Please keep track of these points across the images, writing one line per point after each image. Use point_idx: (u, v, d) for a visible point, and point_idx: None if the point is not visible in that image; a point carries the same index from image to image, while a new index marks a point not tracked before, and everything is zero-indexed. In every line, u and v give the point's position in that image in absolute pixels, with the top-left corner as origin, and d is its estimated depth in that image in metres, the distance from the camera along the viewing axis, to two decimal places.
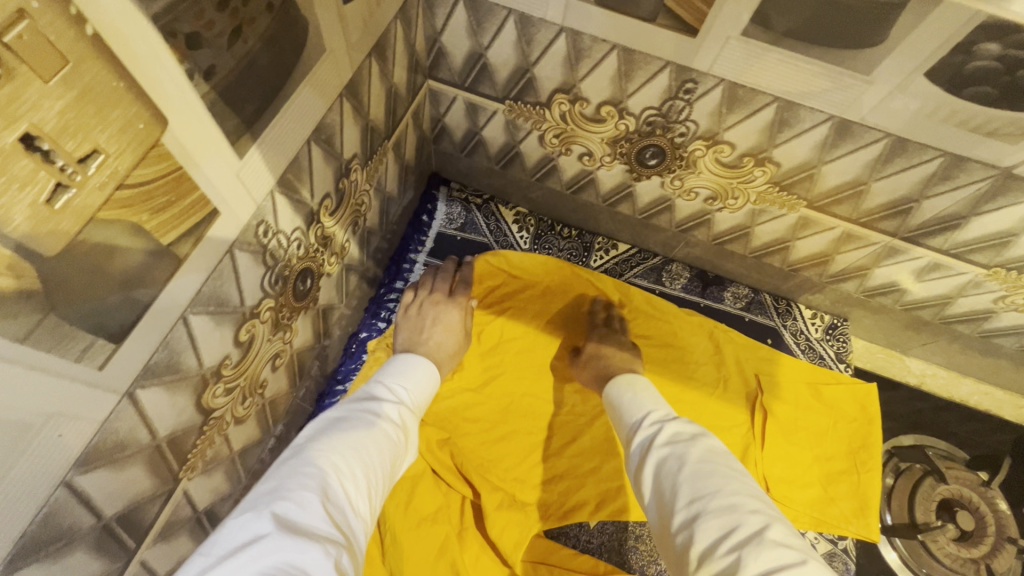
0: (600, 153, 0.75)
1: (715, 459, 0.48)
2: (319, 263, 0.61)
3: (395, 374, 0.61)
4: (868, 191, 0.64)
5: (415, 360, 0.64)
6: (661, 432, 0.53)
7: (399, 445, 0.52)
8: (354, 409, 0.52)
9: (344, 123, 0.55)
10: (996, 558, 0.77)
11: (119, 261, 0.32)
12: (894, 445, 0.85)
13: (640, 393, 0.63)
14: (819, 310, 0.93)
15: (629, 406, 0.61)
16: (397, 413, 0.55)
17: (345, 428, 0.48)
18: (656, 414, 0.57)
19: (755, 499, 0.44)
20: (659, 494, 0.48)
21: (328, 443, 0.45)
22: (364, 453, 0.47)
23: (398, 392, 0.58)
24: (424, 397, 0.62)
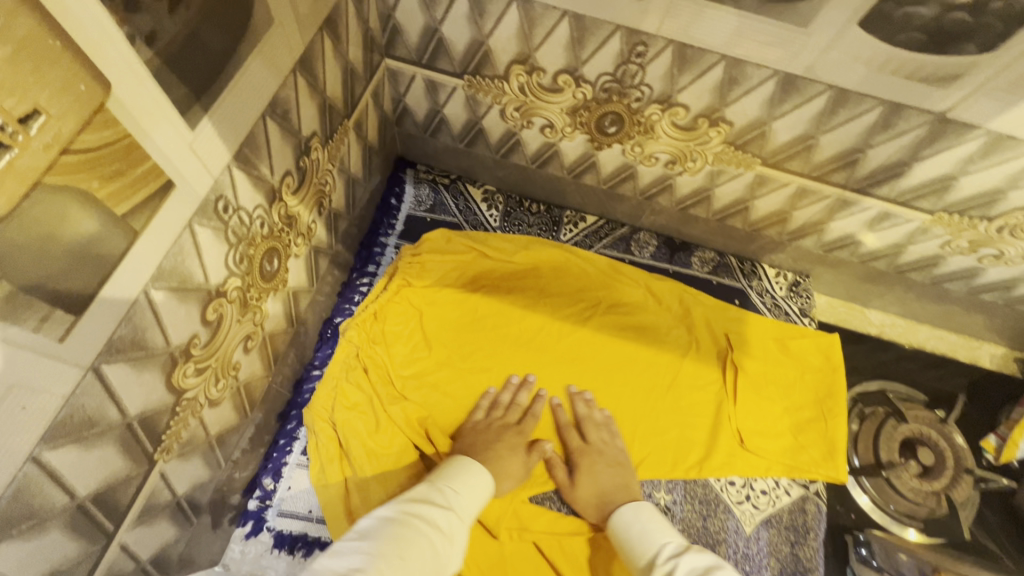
0: (561, 124, 0.76)
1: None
2: (285, 243, 0.61)
3: (452, 482, 0.60)
4: (816, 144, 0.67)
5: (477, 471, 0.64)
6: (675, 569, 0.52)
7: (444, 554, 0.49)
8: (404, 509, 0.52)
9: (300, 99, 0.55)
10: (956, 489, 0.82)
11: (70, 230, 0.32)
12: (857, 392, 0.89)
13: (647, 523, 0.62)
14: (782, 269, 0.97)
15: (638, 537, 0.61)
16: (445, 520, 0.53)
17: (392, 529, 0.48)
18: (665, 551, 0.56)
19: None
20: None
21: (376, 545, 0.45)
22: (409, 565, 0.44)
23: (447, 500, 0.57)
24: (474, 505, 0.60)
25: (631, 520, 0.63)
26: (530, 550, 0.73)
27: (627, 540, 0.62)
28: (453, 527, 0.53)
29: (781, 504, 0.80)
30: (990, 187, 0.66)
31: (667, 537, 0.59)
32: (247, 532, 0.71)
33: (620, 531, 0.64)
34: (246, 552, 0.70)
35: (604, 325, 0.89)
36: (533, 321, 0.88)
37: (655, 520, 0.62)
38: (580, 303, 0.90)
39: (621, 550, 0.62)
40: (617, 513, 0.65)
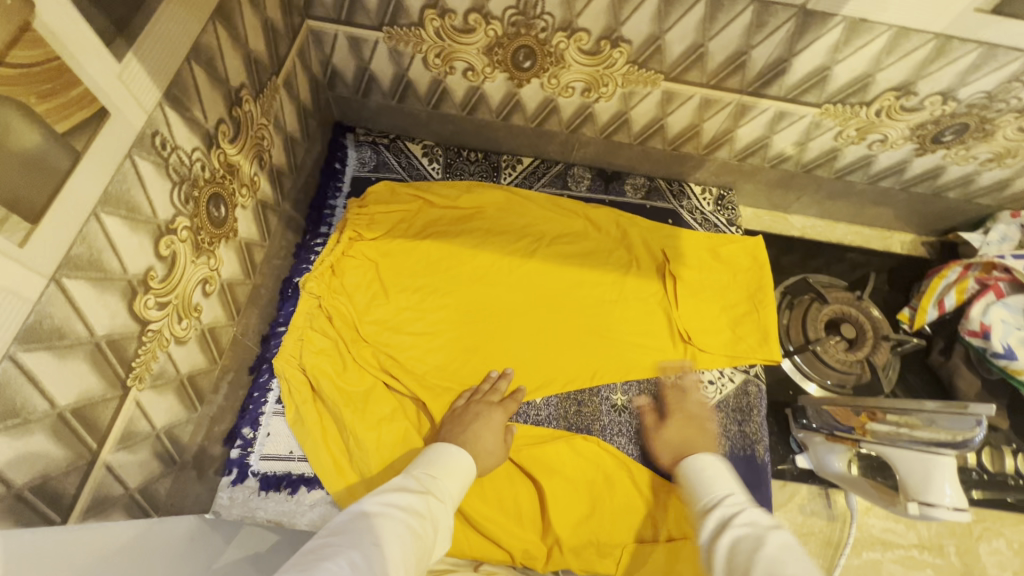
0: (480, 65, 0.82)
1: (791, 551, 0.48)
2: (229, 190, 0.65)
3: (428, 466, 0.64)
4: (707, 52, 0.75)
5: (457, 453, 0.69)
6: (733, 515, 0.55)
7: (425, 537, 0.54)
8: (381, 499, 0.56)
9: (224, 48, 0.59)
10: (877, 354, 0.91)
11: (16, 139, 0.36)
12: (785, 286, 0.98)
13: (718, 471, 0.64)
14: (707, 186, 1.05)
15: (700, 482, 0.64)
16: (422, 503, 0.58)
17: (370, 519, 0.52)
18: (727, 497, 0.59)
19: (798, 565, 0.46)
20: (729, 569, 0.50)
21: (361, 536, 0.50)
22: (391, 551, 0.49)
23: (425, 485, 0.61)
24: (455, 485, 0.64)
25: (705, 466, 0.66)
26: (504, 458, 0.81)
27: (695, 480, 0.65)
28: (430, 509, 0.58)
29: (726, 390, 0.88)
30: (860, 72, 0.75)
31: (729, 485, 0.62)
32: (233, 479, 0.75)
33: (690, 474, 0.67)
34: (235, 497, 0.74)
35: (550, 255, 0.96)
36: (484, 259, 0.94)
37: (725, 472, 0.64)
38: (525, 238, 0.96)
39: (686, 490, 0.66)
40: (692, 458, 0.68)
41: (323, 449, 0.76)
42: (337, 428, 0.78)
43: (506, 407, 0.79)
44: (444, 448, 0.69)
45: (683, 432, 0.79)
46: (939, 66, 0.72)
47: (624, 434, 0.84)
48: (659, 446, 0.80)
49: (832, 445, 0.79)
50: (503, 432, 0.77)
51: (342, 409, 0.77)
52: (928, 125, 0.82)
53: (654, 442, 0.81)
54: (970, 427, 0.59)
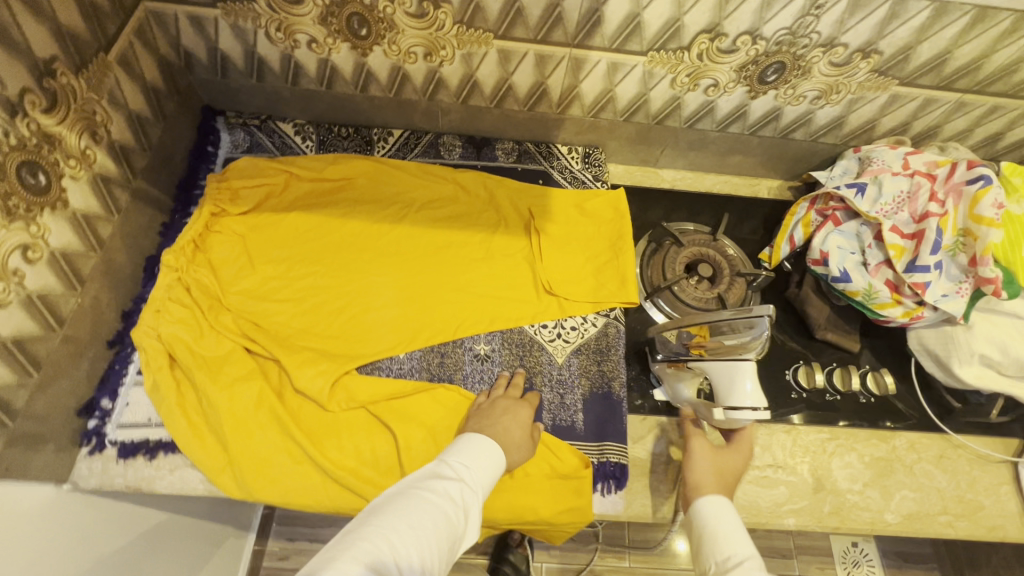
0: (321, 36, 0.86)
1: None
2: (48, 159, 0.67)
3: (467, 454, 0.68)
4: (523, 7, 0.79)
5: (489, 446, 0.71)
6: None
7: (457, 524, 0.60)
8: (422, 488, 0.62)
9: (20, 18, 0.61)
10: (732, 289, 0.95)
11: None
12: (649, 233, 1.02)
13: (728, 526, 0.63)
14: (573, 145, 1.08)
15: (709, 538, 0.62)
16: (455, 491, 0.63)
17: (403, 503, 0.59)
18: (744, 560, 0.59)
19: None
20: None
21: (398, 519, 0.56)
22: (423, 536, 0.56)
23: (459, 474, 0.66)
24: (489, 481, 0.68)
25: (712, 517, 0.64)
26: (363, 412, 0.83)
27: (703, 532, 0.64)
28: (464, 499, 0.63)
29: (589, 334, 0.92)
30: (669, 17, 0.79)
31: (745, 544, 0.61)
32: (91, 449, 0.77)
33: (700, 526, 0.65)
34: (93, 466, 0.76)
35: (419, 220, 0.99)
36: (353, 227, 0.97)
37: (732, 522, 0.64)
38: (395, 206, 1.00)
39: (691, 537, 0.66)
40: (704, 499, 0.67)
41: (178, 411, 0.78)
42: (194, 391, 0.80)
43: (530, 403, 0.82)
44: (478, 441, 0.71)
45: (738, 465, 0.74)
46: (735, 6, 0.77)
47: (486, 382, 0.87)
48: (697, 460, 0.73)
49: (679, 374, 0.82)
50: (530, 427, 0.79)
51: (198, 373, 0.80)
52: (749, 66, 0.87)
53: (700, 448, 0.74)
54: (757, 330, 0.63)
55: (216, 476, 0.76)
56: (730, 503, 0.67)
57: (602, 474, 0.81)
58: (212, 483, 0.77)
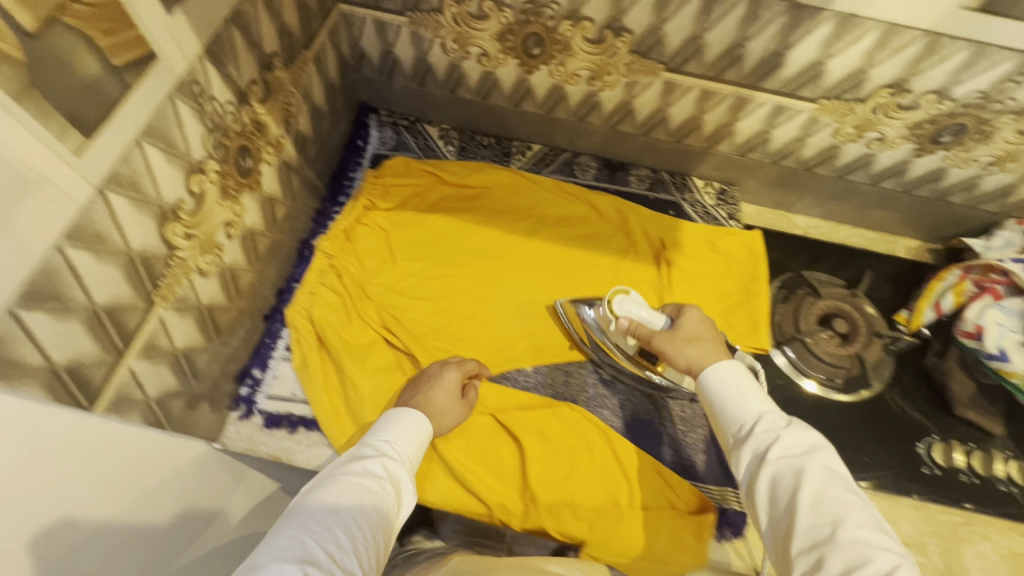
0: (493, 51, 0.88)
1: (835, 492, 0.52)
2: (256, 145, 0.73)
3: (389, 428, 0.66)
4: (705, 44, 0.79)
5: (409, 415, 0.69)
6: (771, 452, 0.56)
7: (385, 498, 0.58)
8: (342, 471, 0.59)
9: (261, 16, 0.66)
10: (868, 349, 0.93)
11: (80, 65, 0.44)
12: (779, 279, 0.99)
13: (740, 391, 0.63)
14: (710, 181, 1.08)
15: (726, 405, 0.63)
16: (379, 466, 0.61)
17: (324, 493, 0.56)
18: (764, 422, 0.59)
19: (874, 529, 0.49)
20: (778, 513, 0.54)
21: (322, 508, 0.54)
22: (349, 516, 0.54)
23: (383, 449, 0.63)
24: (417, 449, 0.67)
25: (723, 384, 0.65)
26: (489, 419, 0.85)
27: (716, 403, 0.65)
28: (389, 473, 0.61)
29: None
30: (854, 67, 0.77)
31: (761, 403, 0.62)
32: (241, 414, 0.82)
33: (711, 393, 0.65)
34: (240, 431, 0.81)
35: (551, 236, 1.01)
36: (488, 235, 1.00)
37: (742, 384, 0.64)
38: (529, 219, 1.02)
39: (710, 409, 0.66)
40: (709, 370, 0.66)
41: (324, 391, 0.84)
42: (338, 374, 0.86)
43: (456, 364, 0.81)
44: (395, 412, 0.70)
45: (702, 330, 0.75)
46: (932, 64, 0.74)
47: (608, 407, 0.88)
48: (673, 352, 0.74)
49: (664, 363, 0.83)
50: (458, 388, 0.79)
51: (343, 358, 0.85)
52: (925, 125, 0.84)
53: (669, 341, 0.75)
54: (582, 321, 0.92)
55: None
56: (740, 366, 0.66)
57: (722, 520, 0.81)
58: None
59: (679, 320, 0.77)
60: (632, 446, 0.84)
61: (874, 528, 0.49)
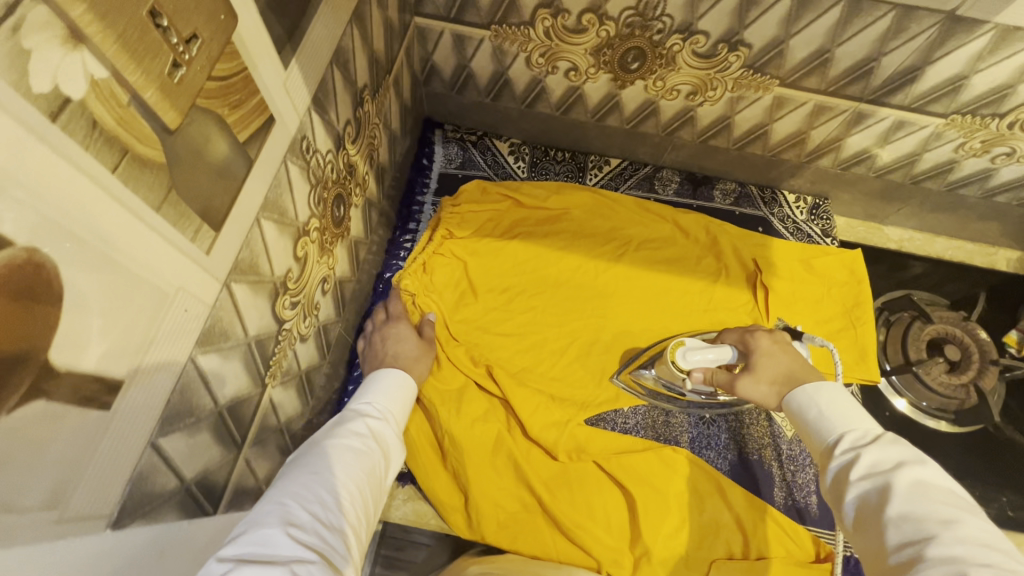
0: (585, 66, 0.80)
1: (927, 495, 0.41)
2: (348, 190, 0.66)
3: (370, 395, 0.65)
4: (833, 58, 0.71)
5: (389, 377, 0.68)
6: (859, 459, 0.46)
7: (374, 457, 0.55)
8: (319, 438, 0.54)
9: (357, 49, 0.59)
10: (984, 378, 0.89)
11: (212, 150, 0.37)
12: (884, 300, 0.95)
13: (827, 406, 0.53)
14: (801, 194, 1.01)
15: (814, 422, 0.53)
16: (366, 425, 0.59)
17: (305, 458, 0.51)
18: (852, 436, 0.49)
19: (992, 552, 0.37)
20: (866, 535, 0.43)
21: (303, 470, 0.49)
22: (334, 479, 0.49)
23: (365, 412, 0.61)
24: (400, 411, 0.66)
25: (810, 400, 0.54)
26: (591, 465, 0.80)
27: (803, 420, 0.54)
28: (375, 429, 0.59)
29: None
30: (1000, 82, 0.70)
31: (860, 422, 0.50)
32: None
33: (796, 412, 0.56)
34: None
35: (638, 260, 0.93)
36: (571, 261, 0.93)
37: (831, 397, 0.53)
38: (613, 241, 0.94)
39: (798, 431, 0.56)
40: (791, 394, 0.56)
41: (418, 441, 0.80)
42: (430, 422, 0.82)
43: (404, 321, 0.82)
44: (369, 386, 0.67)
45: (783, 363, 0.63)
46: None
47: (713, 448, 0.84)
48: (760, 399, 0.62)
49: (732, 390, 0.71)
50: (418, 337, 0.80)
51: (435, 405, 0.81)
52: None
53: (751, 387, 0.63)
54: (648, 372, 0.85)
55: (454, 515, 0.78)
56: (837, 383, 0.54)
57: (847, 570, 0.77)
58: (444, 517, 0.78)
59: (754, 357, 0.65)
60: (745, 492, 0.80)
61: (991, 552, 0.36)
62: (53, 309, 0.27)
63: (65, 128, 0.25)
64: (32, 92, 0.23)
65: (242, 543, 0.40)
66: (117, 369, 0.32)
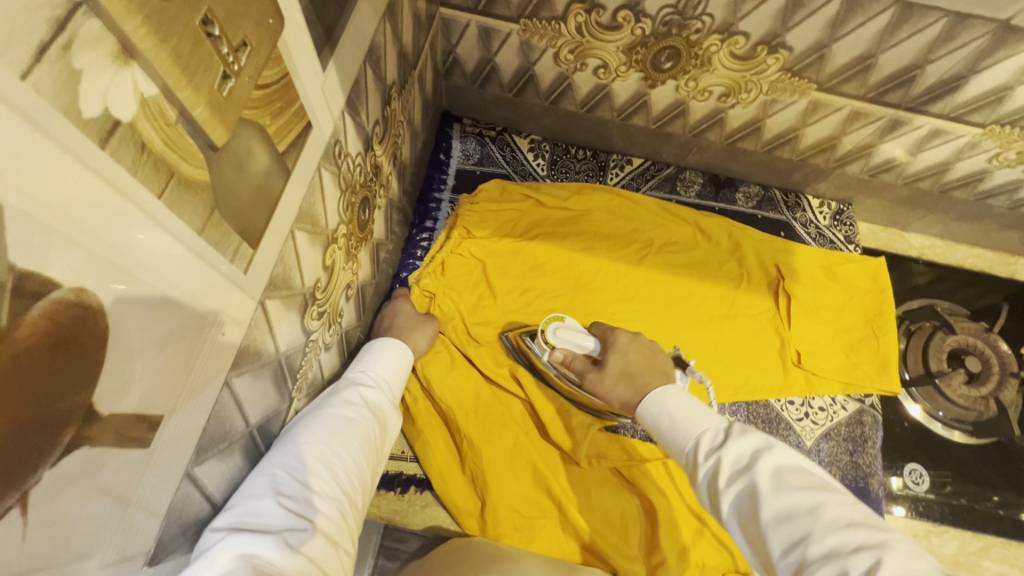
0: (615, 63, 0.77)
1: (786, 486, 0.43)
2: (373, 193, 0.63)
3: (369, 357, 0.59)
4: (875, 64, 0.68)
5: (388, 342, 0.61)
6: (720, 460, 0.48)
7: (371, 427, 0.51)
8: (315, 404, 0.50)
9: (387, 46, 0.56)
10: (1003, 391, 0.89)
11: (253, 164, 0.34)
12: (905, 310, 0.94)
13: (676, 412, 0.57)
14: (825, 199, 0.99)
15: (669, 430, 0.57)
16: (362, 393, 0.53)
17: (299, 423, 0.47)
18: (706, 437, 0.52)
19: (856, 529, 0.39)
20: (753, 546, 0.44)
21: (295, 436, 0.46)
22: (325, 448, 0.45)
23: (362, 378, 0.56)
24: (400, 375, 0.60)
25: (660, 410, 0.59)
26: (607, 472, 0.79)
27: (660, 432, 0.59)
28: (373, 399, 0.54)
29: (838, 418, 0.85)
30: None
31: (704, 421, 0.55)
32: None
33: (653, 424, 0.59)
34: None
35: (659, 264, 0.92)
36: (591, 264, 0.91)
37: (678, 404, 0.58)
38: (634, 244, 0.92)
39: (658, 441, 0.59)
40: (642, 405, 0.61)
41: (435, 445, 0.78)
42: (448, 426, 0.80)
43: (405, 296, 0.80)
44: (372, 347, 0.61)
45: (628, 358, 0.71)
46: None
47: None
48: (605, 394, 0.71)
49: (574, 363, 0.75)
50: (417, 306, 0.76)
51: (453, 407, 0.79)
52: None
53: (598, 382, 0.71)
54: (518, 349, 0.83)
55: (468, 520, 0.75)
56: (676, 389, 0.60)
57: None
58: (459, 522, 0.76)
59: (609, 354, 0.73)
60: None
61: (855, 531, 0.38)
62: (97, 352, 0.24)
63: (114, 154, 0.22)
64: (82, 117, 0.21)
65: (232, 514, 0.38)
66: (157, 406, 0.30)
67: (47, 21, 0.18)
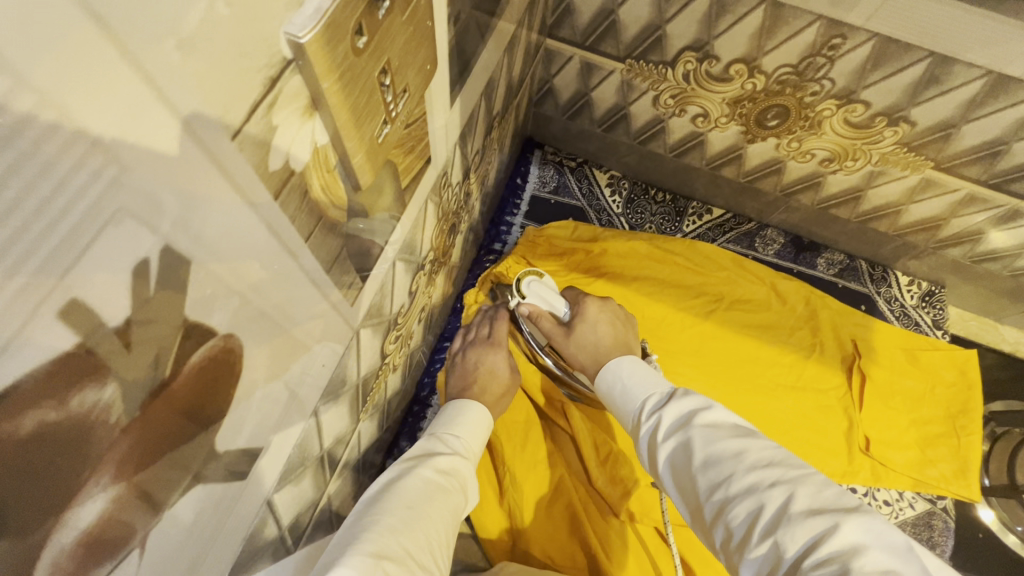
0: (717, 114, 0.75)
1: (715, 428, 0.40)
2: (459, 219, 0.63)
3: (451, 423, 0.57)
4: (1006, 151, 0.64)
5: (470, 407, 0.60)
6: (661, 422, 0.43)
7: (458, 499, 0.47)
8: (407, 468, 0.47)
9: (500, 78, 0.55)
10: None
11: (381, 201, 0.34)
12: (991, 409, 0.87)
13: (629, 375, 0.51)
14: (915, 278, 0.92)
15: (621, 397, 0.51)
16: (448, 461, 0.51)
17: (396, 483, 0.44)
18: (653, 399, 0.47)
19: (774, 466, 0.37)
20: (686, 497, 0.40)
21: (394, 497, 0.42)
22: (423, 513, 0.42)
23: (450, 442, 0.54)
24: (479, 444, 0.58)
25: (613, 375, 0.53)
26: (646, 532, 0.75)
27: (612, 400, 0.52)
28: (459, 469, 0.51)
29: (906, 516, 0.80)
30: None
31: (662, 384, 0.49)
32: None
33: (605, 391, 0.53)
34: None
35: (726, 321, 0.88)
36: (656, 310, 0.88)
37: (632, 366, 0.52)
38: (701, 297, 0.89)
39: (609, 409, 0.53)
40: (598, 372, 0.54)
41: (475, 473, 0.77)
42: (490, 456, 0.78)
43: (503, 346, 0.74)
44: (452, 411, 0.59)
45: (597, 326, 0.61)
46: None
47: None
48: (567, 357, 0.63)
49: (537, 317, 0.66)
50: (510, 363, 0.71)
51: (500, 437, 0.78)
52: None
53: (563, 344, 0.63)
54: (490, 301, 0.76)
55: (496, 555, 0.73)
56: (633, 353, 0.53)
57: None
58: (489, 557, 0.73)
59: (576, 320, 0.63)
60: None
61: (774, 468, 0.36)
62: (229, 392, 0.24)
63: (283, 204, 0.22)
64: (268, 171, 0.20)
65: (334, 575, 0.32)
66: (259, 439, 0.29)
67: (263, 81, 0.18)
